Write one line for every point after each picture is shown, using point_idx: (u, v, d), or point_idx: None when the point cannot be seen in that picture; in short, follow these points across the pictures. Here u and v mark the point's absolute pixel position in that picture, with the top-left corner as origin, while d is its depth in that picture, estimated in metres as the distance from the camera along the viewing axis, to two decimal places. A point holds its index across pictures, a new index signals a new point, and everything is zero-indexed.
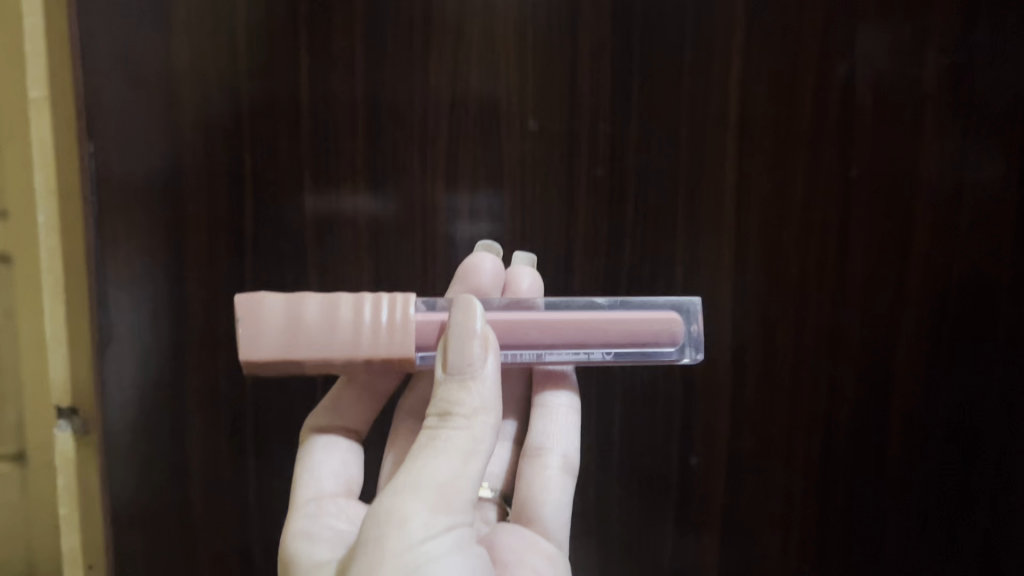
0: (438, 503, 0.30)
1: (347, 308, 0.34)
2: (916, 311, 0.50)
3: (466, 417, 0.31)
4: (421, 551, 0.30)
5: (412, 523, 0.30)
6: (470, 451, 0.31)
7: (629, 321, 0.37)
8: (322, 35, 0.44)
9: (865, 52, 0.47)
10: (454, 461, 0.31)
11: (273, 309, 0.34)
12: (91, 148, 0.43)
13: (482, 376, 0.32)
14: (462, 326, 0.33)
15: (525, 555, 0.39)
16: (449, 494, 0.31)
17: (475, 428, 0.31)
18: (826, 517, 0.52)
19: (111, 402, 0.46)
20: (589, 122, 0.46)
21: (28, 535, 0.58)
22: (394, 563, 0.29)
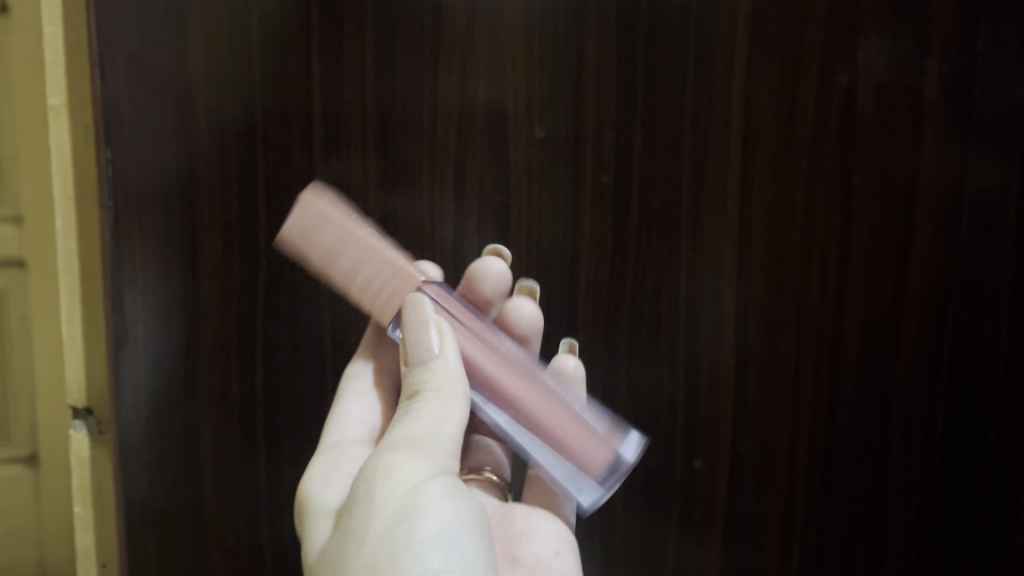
0: (422, 454, 0.32)
1: (351, 259, 0.38)
2: (917, 317, 0.51)
3: (435, 386, 0.34)
4: (411, 489, 0.31)
5: (398, 469, 0.31)
6: (443, 414, 0.33)
7: (563, 429, 0.37)
8: (334, 44, 0.45)
9: (866, 61, 0.48)
10: (431, 422, 0.33)
11: (294, 230, 0.38)
12: (109, 154, 0.44)
13: (443, 358, 0.35)
14: (415, 316, 0.36)
15: (533, 525, 0.44)
16: (431, 446, 0.32)
17: (445, 395, 0.34)
18: (828, 520, 0.52)
19: (124, 403, 0.47)
20: (595, 130, 0.47)
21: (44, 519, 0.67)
22: (384, 503, 0.30)
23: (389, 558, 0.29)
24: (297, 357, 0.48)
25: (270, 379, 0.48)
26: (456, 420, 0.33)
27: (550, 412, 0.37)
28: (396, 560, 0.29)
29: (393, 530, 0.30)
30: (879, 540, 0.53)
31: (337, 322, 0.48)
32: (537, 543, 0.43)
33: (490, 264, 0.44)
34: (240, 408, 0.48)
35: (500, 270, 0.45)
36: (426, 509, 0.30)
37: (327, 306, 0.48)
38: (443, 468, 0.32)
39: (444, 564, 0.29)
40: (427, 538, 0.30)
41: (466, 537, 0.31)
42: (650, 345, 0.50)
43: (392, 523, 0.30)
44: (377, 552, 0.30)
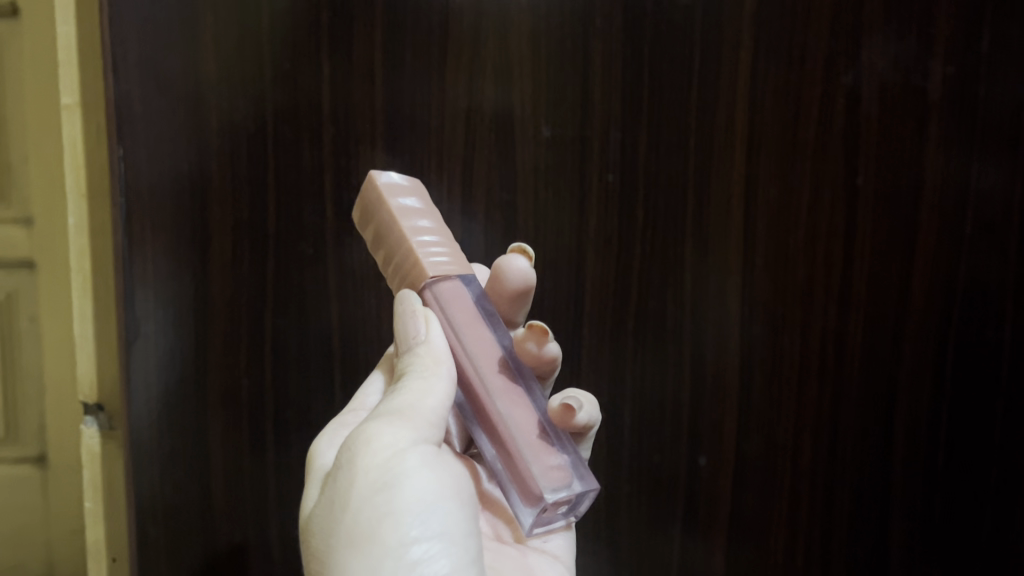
0: (400, 425, 0.33)
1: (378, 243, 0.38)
2: (922, 315, 0.51)
3: (419, 364, 0.35)
4: (391, 459, 0.32)
5: (379, 438, 0.33)
6: (426, 389, 0.35)
7: (515, 453, 0.35)
8: (343, 44, 0.45)
9: (871, 61, 0.48)
10: (411, 396, 0.34)
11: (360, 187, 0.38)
12: (120, 152, 0.45)
13: (427, 342, 0.36)
14: (403, 305, 0.36)
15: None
16: (410, 417, 0.34)
17: (427, 372, 0.35)
18: (832, 518, 0.53)
19: (135, 400, 0.47)
20: (601, 130, 0.48)
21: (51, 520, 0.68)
22: (366, 472, 0.32)
23: (369, 525, 0.31)
24: (305, 354, 0.48)
25: (278, 376, 0.48)
26: (436, 393, 0.35)
27: (507, 433, 0.35)
28: (375, 527, 0.31)
29: (374, 498, 0.32)
30: (882, 541, 0.53)
31: (344, 319, 0.48)
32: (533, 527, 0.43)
33: (512, 267, 0.42)
34: (249, 405, 0.48)
35: (525, 273, 0.42)
36: (401, 477, 0.32)
37: (335, 304, 0.48)
38: (421, 437, 0.34)
39: (421, 530, 0.32)
40: (406, 507, 0.32)
41: (442, 503, 0.33)
42: (655, 343, 0.50)
43: (373, 492, 0.32)
44: (359, 518, 0.32)
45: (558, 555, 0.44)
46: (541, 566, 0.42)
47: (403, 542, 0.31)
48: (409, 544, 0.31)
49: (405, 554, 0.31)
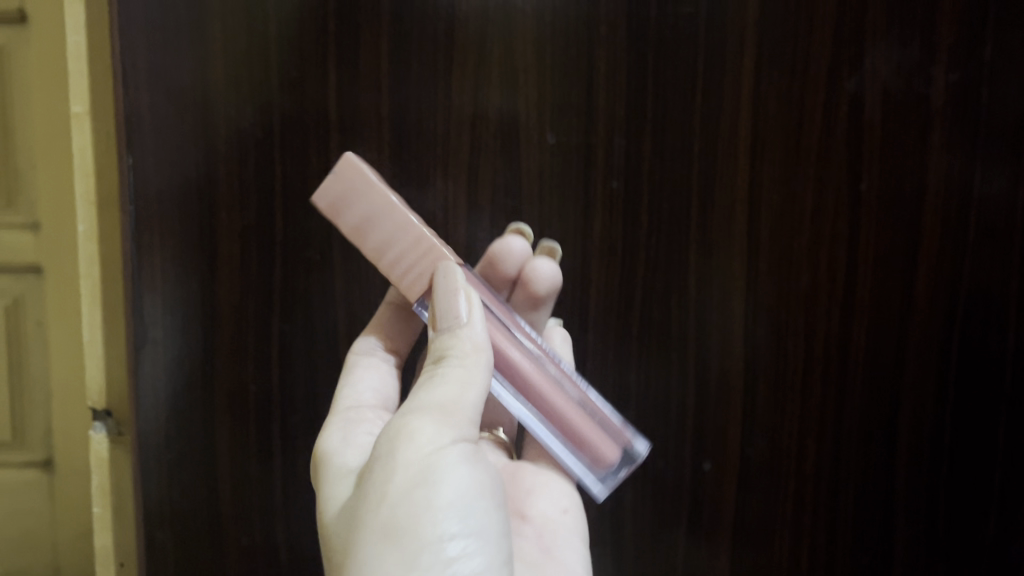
0: (442, 421, 0.34)
1: (379, 234, 0.39)
2: (926, 320, 0.51)
3: (459, 351, 0.36)
4: (432, 455, 0.33)
5: (421, 434, 0.34)
6: (467, 380, 0.35)
7: (579, 423, 0.39)
8: (349, 52, 0.46)
9: (874, 68, 0.48)
10: (453, 386, 0.35)
11: (330, 193, 0.38)
12: (129, 160, 0.46)
13: (470, 327, 0.37)
14: (445, 285, 0.37)
15: (545, 484, 0.46)
16: (451, 413, 0.35)
17: (469, 362, 0.36)
18: (837, 523, 0.53)
19: (144, 405, 0.48)
20: (606, 136, 0.48)
21: (56, 522, 0.71)
22: (407, 466, 0.33)
23: (407, 517, 0.32)
24: (311, 357, 0.49)
25: (285, 380, 0.49)
26: (477, 386, 0.35)
27: (570, 410, 0.39)
28: (413, 522, 0.32)
29: (414, 492, 0.33)
30: (887, 545, 0.53)
31: (351, 324, 0.49)
32: (545, 503, 0.46)
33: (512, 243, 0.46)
34: (256, 410, 0.49)
35: (522, 247, 0.46)
36: (441, 474, 0.33)
37: (342, 308, 0.48)
38: (460, 434, 0.35)
39: (458, 528, 0.33)
40: (445, 503, 0.33)
41: (478, 502, 0.34)
42: (660, 348, 0.50)
43: (412, 485, 0.33)
44: (397, 510, 0.32)
45: (575, 530, 0.45)
46: (558, 547, 0.44)
47: (441, 537, 0.32)
48: (446, 540, 0.32)
49: (442, 549, 0.32)
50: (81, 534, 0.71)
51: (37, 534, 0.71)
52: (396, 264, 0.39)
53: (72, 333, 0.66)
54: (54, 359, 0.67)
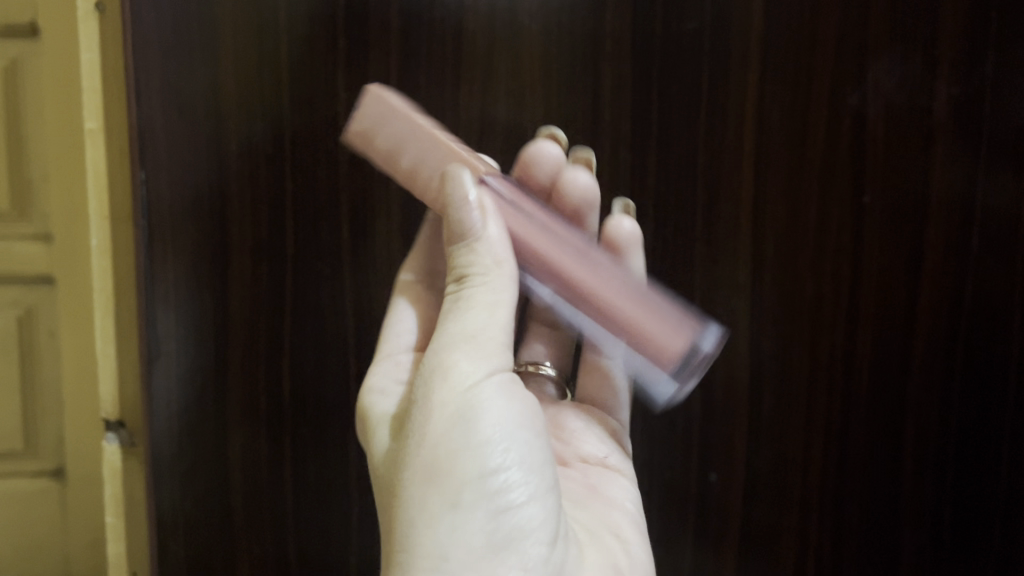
0: (474, 354, 0.36)
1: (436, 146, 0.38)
2: (929, 331, 0.51)
3: (481, 269, 0.36)
4: (469, 392, 0.35)
5: (455, 372, 0.35)
6: (493, 304, 0.36)
7: (635, 327, 0.36)
8: (359, 69, 0.46)
9: (877, 83, 0.49)
10: (481, 314, 0.36)
11: (362, 117, 0.38)
12: (142, 175, 0.46)
13: (486, 236, 0.37)
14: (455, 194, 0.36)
15: (586, 426, 0.51)
16: (482, 344, 0.36)
17: (491, 282, 0.36)
18: (843, 533, 0.53)
19: (156, 415, 0.49)
20: (611, 150, 0.49)
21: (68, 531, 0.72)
22: (445, 404, 0.35)
23: (447, 458, 0.34)
24: (322, 371, 0.49)
25: (296, 390, 0.49)
26: (507, 306, 0.37)
27: (616, 303, 0.36)
28: (455, 459, 0.35)
29: (453, 430, 0.35)
30: (893, 554, 0.53)
31: (360, 333, 0.49)
32: (588, 447, 0.50)
33: (548, 149, 0.46)
34: (267, 421, 0.49)
35: (555, 157, 0.46)
36: (480, 411, 0.35)
37: (352, 317, 0.49)
38: (494, 365, 0.36)
39: (498, 461, 0.35)
40: (484, 439, 0.35)
41: (517, 434, 0.36)
42: None
43: (452, 426, 0.35)
44: (437, 452, 0.35)
45: (620, 468, 0.50)
46: (603, 484, 0.49)
47: (482, 473, 0.35)
48: (487, 475, 0.35)
49: (483, 483, 0.35)
50: (92, 543, 0.72)
51: (48, 543, 0.72)
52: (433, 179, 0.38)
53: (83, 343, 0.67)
54: (66, 370, 0.68)
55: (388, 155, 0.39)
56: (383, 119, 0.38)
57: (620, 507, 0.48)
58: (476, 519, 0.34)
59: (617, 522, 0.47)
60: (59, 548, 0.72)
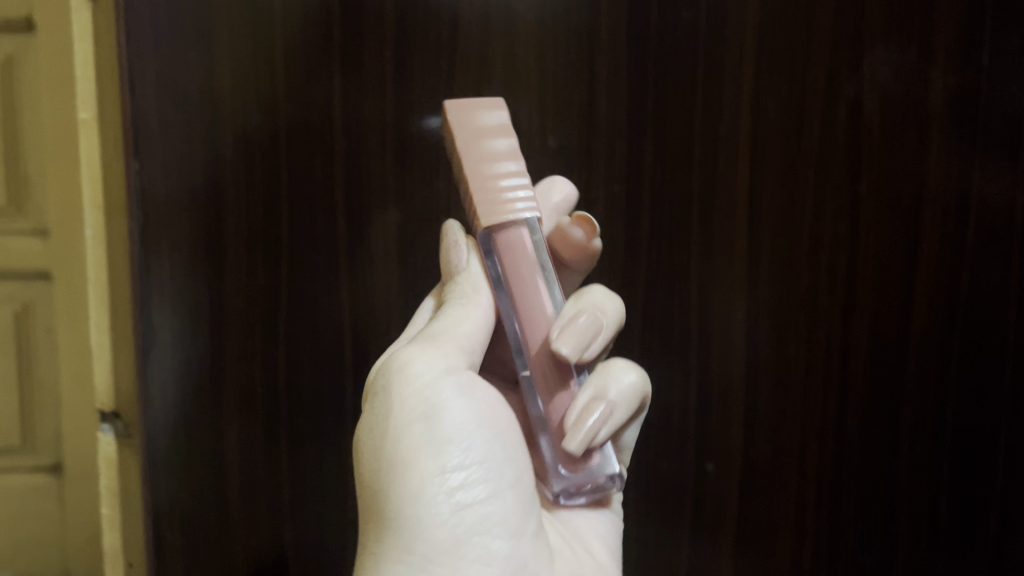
0: (437, 356, 0.37)
1: (504, 175, 0.38)
2: (925, 319, 0.51)
3: (459, 292, 0.39)
4: (427, 388, 0.36)
5: (415, 370, 0.36)
6: (462, 317, 0.38)
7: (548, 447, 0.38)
8: (355, 58, 0.46)
9: (873, 72, 0.49)
10: (452, 322, 0.38)
11: (491, 116, 0.38)
12: (136, 165, 0.46)
13: (468, 271, 0.40)
14: (452, 240, 0.40)
15: None
16: (444, 346, 0.37)
17: (469, 301, 0.39)
18: (839, 522, 0.53)
19: (153, 406, 0.48)
20: (606, 139, 0.48)
21: (65, 528, 0.72)
22: (405, 402, 0.36)
23: (410, 454, 0.35)
24: (317, 363, 0.49)
25: (292, 381, 0.49)
26: (474, 320, 0.38)
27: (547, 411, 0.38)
28: (416, 455, 0.35)
29: (414, 427, 0.35)
30: (888, 545, 0.53)
31: (356, 323, 0.49)
32: None
33: (573, 233, 0.42)
34: (264, 412, 0.49)
35: (580, 242, 0.42)
36: (441, 408, 0.36)
37: (347, 309, 0.49)
38: (454, 366, 0.37)
39: (460, 459, 0.36)
40: (445, 437, 0.36)
41: (480, 431, 0.37)
42: (662, 350, 0.51)
43: (413, 423, 0.35)
44: (399, 446, 0.35)
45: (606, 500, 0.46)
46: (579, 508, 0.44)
47: (442, 468, 0.35)
48: (448, 472, 0.35)
49: (445, 479, 0.35)
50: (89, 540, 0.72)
51: (44, 540, 0.72)
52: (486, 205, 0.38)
53: (80, 339, 0.67)
54: (61, 366, 0.68)
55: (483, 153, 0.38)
56: (505, 130, 0.39)
57: (593, 525, 0.44)
58: (440, 513, 0.35)
59: (582, 525, 0.43)
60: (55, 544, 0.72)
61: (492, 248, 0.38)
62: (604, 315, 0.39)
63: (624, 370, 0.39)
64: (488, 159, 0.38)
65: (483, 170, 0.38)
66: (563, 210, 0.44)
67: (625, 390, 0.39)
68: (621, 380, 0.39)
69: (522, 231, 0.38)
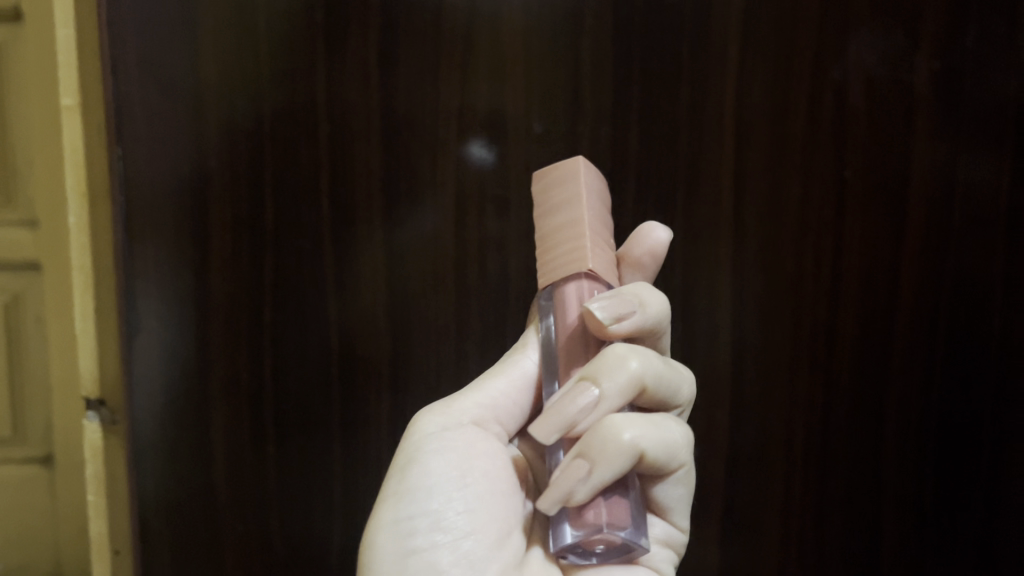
0: (439, 411, 0.37)
1: (566, 234, 0.35)
2: (911, 303, 0.52)
3: (513, 354, 0.40)
4: (417, 440, 0.36)
5: (415, 426, 0.37)
6: (492, 377, 0.38)
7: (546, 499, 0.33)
8: (339, 43, 0.46)
9: (858, 57, 0.49)
10: (484, 381, 0.38)
11: (573, 175, 0.36)
12: (119, 151, 0.46)
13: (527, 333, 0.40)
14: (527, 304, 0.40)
15: None
16: (448, 406, 0.37)
17: (515, 362, 0.39)
18: (825, 507, 0.53)
19: (138, 392, 0.49)
20: (592, 124, 0.48)
21: (55, 525, 0.70)
22: (398, 454, 0.37)
23: (381, 500, 0.36)
24: (303, 349, 0.49)
25: (277, 367, 0.49)
26: (505, 378, 0.38)
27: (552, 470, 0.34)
28: (386, 503, 0.35)
29: (395, 477, 0.36)
30: (876, 528, 0.53)
31: (342, 310, 0.49)
32: None
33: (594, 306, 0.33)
34: (249, 397, 0.49)
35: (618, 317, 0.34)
36: (420, 459, 0.36)
37: (332, 294, 0.49)
38: (454, 422, 0.37)
39: (421, 507, 0.35)
40: (412, 485, 0.35)
41: (448, 480, 0.35)
42: None
43: (394, 473, 0.36)
44: (382, 494, 0.36)
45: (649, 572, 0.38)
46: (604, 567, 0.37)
47: (398, 517, 0.35)
48: (405, 521, 0.34)
49: (399, 528, 0.34)
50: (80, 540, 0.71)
51: (35, 540, 0.71)
52: (572, 246, 0.35)
53: (70, 331, 0.66)
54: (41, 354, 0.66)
55: (556, 213, 0.36)
56: (583, 190, 0.36)
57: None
58: (389, 562, 0.34)
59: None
60: (44, 541, 0.71)
61: (546, 310, 0.36)
62: (606, 385, 0.33)
63: (626, 428, 0.32)
64: (558, 219, 0.36)
65: (555, 229, 0.36)
66: (646, 267, 0.38)
67: (622, 454, 0.32)
68: (612, 439, 0.32)
69: (571, 290, 0.35)
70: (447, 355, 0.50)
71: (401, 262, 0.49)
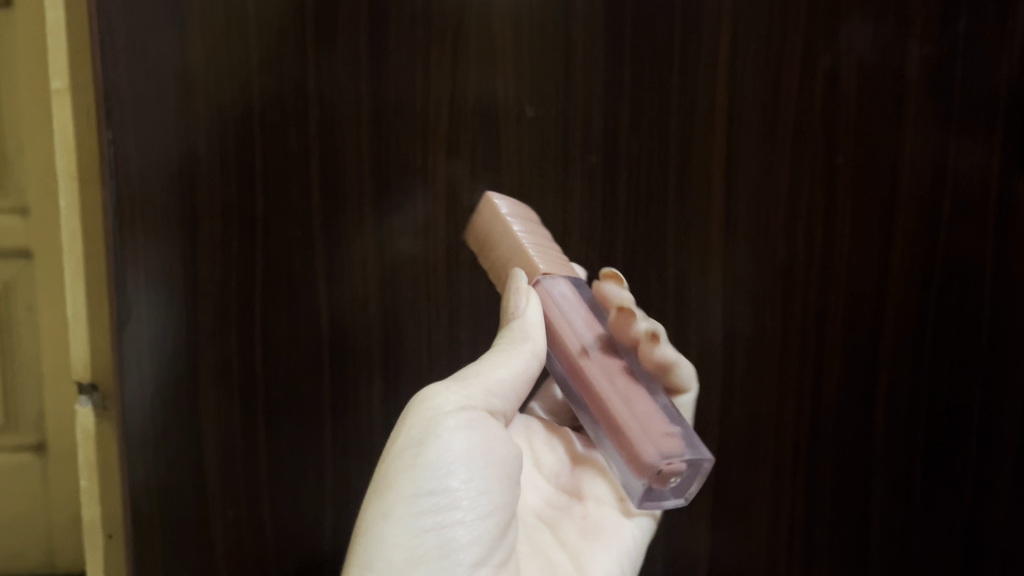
0: (455, 387, 0.36)
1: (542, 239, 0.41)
2: (901, 288, 0.52)
3: (509, 337, 0.38)
4: (434, 414, 0.35)
5: (428, 397, 0.35)
6: (499, 360, 0.37)
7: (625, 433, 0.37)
8: (329, 28, 0.46)
9: (849, 43, 0.49)
10: (489, 365, 0.37)
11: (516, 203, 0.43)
12: (109, 136, 0.46)
13: (523, 316, 0.38)
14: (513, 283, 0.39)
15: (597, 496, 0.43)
16: (464, 383, 0.36)
17: (517, 346, 0.38)
18: (814, 491, 0.53)
19: (128, 378, 0.48)
20: (582, 110, 0.48)
21: (47, 509, 0.70)
22: (410, 423, 0.35)
23: (393, 471, 0.34)
24: (294, 334, 0.49)
25: (268, 352, 0.49)
26: (511, 367, 0.37)
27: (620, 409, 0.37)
28: (401, 475, 0.34)
29: (409, 450, 0.34)
30: (863, 512, 0.54)
31: (333, 296, 0.49)
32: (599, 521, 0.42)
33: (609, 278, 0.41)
34: (241, 382, 0.49)
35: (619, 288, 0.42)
36: (439, 437, 0.34)
37: (322, 279, 0.49)
38: (472, 403, 0.36)
39: (441, 485, 0.34)
40: (433, 462, 0.34)
41: (469, 464, 0.35)
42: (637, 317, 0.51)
43: (409, 445, 0.34)
44: (390, 463, 0.34)
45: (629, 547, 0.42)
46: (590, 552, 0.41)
47: (419, 491, 0.34)
48: (423, 497, 0.34)
49: (418, 505, 0.34)
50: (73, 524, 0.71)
51: (27, 526, 0.71)
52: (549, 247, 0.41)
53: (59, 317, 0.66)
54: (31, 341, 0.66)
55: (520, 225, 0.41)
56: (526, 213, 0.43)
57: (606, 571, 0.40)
58: (406, 535, 0.33)
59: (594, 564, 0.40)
60: (36, 526, 0.71)
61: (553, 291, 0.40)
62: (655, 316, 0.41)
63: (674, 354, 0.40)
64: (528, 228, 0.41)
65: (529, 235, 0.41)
66: None
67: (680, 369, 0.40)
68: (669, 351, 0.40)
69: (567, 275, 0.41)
70: (439, 341, 0.50)
71: (393, 247, 0.49)
